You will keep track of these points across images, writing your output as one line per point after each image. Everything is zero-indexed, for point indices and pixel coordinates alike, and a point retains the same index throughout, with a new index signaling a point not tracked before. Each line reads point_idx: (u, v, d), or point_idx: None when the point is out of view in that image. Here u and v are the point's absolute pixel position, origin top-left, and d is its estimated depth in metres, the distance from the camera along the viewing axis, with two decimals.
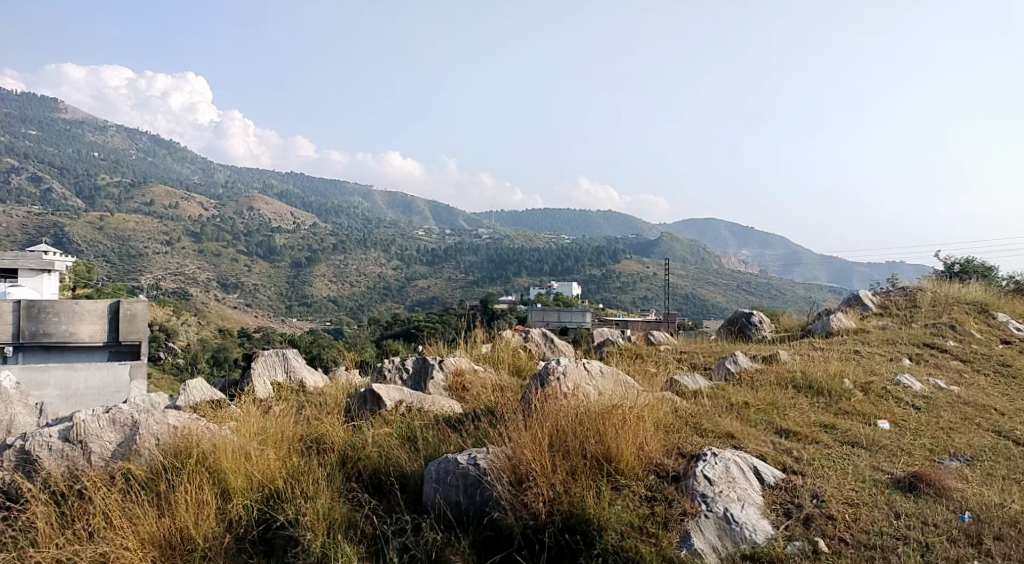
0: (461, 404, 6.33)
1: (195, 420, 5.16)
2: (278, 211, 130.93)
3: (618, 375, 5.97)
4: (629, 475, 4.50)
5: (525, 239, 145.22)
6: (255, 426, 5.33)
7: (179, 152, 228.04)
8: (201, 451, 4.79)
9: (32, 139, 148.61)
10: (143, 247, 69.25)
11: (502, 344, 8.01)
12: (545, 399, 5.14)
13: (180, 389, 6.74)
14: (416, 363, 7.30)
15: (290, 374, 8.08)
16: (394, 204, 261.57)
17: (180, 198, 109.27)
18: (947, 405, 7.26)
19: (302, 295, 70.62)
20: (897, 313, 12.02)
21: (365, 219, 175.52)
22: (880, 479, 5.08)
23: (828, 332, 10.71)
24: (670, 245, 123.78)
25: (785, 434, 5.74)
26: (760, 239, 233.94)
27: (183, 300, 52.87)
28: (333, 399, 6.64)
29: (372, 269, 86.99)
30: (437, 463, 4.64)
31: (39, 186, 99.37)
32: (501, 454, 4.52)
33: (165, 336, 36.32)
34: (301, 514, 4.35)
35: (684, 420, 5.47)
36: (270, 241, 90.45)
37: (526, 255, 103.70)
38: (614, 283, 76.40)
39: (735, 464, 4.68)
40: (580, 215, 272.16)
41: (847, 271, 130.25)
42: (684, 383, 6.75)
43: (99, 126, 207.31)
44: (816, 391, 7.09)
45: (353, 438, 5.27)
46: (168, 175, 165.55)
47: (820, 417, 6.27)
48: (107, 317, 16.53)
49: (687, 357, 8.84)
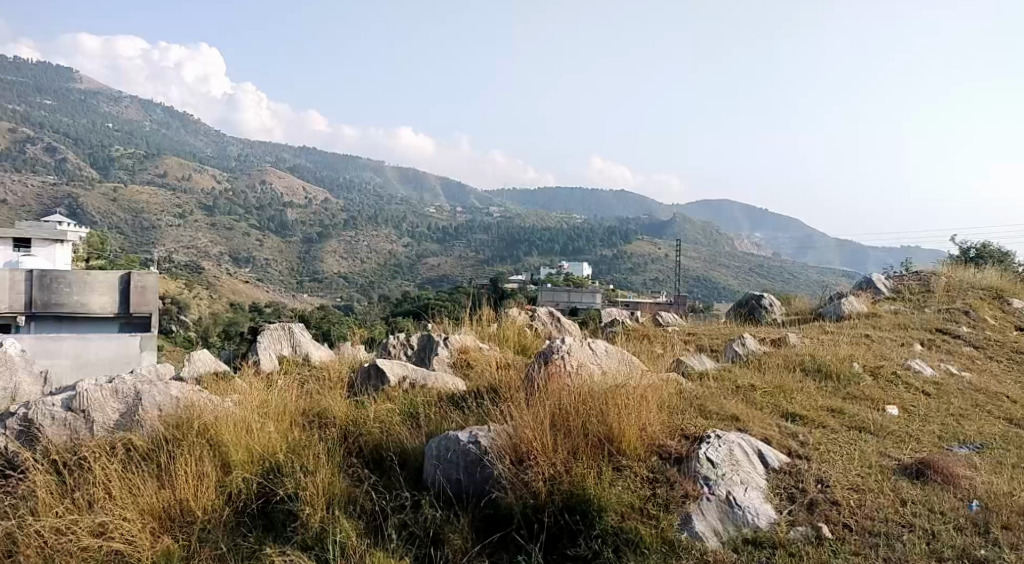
0: (464, 382, 6.30)
1: (197, 392, 5.15)
2: (291, 186, 131.08)
3: (622, 356, 5.92)
4: (631, 456, 4.45)
5: (537, 218, 144.91)
6: (258, 400, 5.32)
7: (193, 124, 228.03)
8: (203, 424, 4.76)
9: (47, 108, 148.94)
10: (156, 219, 69.52)
11: (509, 324, 7.96)
12: (549, 379, 5.10)
13: (185, 361, 6.75)
14: (421, 339, 7.29)
15: (296, 348, 8.07)
16: (406, 181, 261.36)
17: (193, 171, 109.42)
18: (958, 392, 7.18)
19: (314, 271, 70.77)
20: (910, 298, 11.89)
21: (377, 195, 175.42)
22: (886, 464, 5.03)
23: (839, 316, 10.61)
24: (683, 226, 123.21)
25: (790, 417, 5.68)
26: (773, 222, 232.58)
27: (195, 274, 53.09)
28: (336, 375, 6.62)
29: (383, 245, 87.09)
30: (437, 441, 4.61)
31: (53, 156, 99.68)
32: (503, 432, 4.49)
33: (177, 309, 36.51)
34: (301, 488, 4.32)
35: (689, 401, 5.42)
36: (282, 216, 90.62)
37: (538, 235, 103.50)
38: (625, 265, 76.17)
39: (739, 447, 4.64)
40: (592, 195, 271.21)
41: (861, 255, 129.28)
42: (690, 365, 6.70)
43: (114, 97, 207.44)
44: (826, 374, 7.03)
45: (354, 414, 5.25)
46: (182, 147, 165.69)
47: (828, 401, 6.20)
48: (118, 289, 16.54)
49: (696, 338, 8.80)
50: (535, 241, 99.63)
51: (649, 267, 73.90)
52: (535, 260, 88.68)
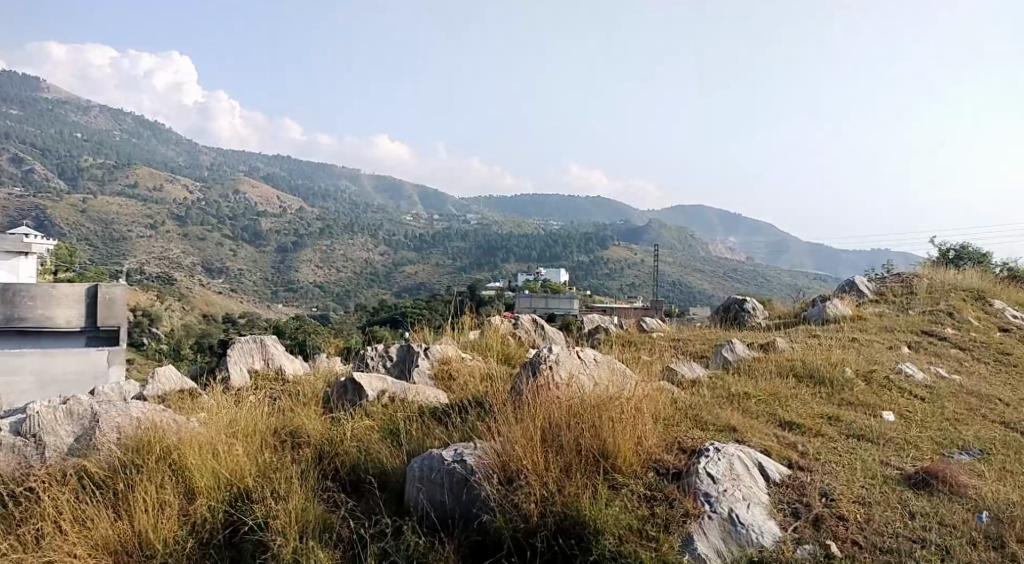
0: (447, 393, 5.99)
1: (160, 412, 4.87)
2: (265, 195, 129.94)
3: (612, 364, 5.65)
4: (627, 472, 4.19)
5: (513, 225, 144.93)
6: (225, 420, 5.03)
7: (163, 133, 225.55)
8: (163, 446, 4.45)
9: (15, 119, 146.36)
10: (127, 231, 68.40)
11: (491, 332, 7.66)
12: (539, 390, 4.82)
13: (150, 377, 6.41)
14: (400, 351, 6.96)
15: (268, 362, 7.74)
16: (381, 189, 260.25)
17: (164, 180, 108.10)
18: (950, 395, 6.98)
19: (288, 280, 69.98)
20: (894, 300, 11.75)
21: (352, 203, 174.48)
22: (890, 473, 4.78)
23: (825, 319, 10.42)
24: (658, 231, 123.55)
25: (788, 426, 5.44)
26: (746, 228, 234.27)
27: (167, 285, 52.23)
28: (310, 389, 6.31)
29: (359, 254, 86.44)
30: (419, 460, 4.32)
31: (21, 167, 97.87)
32: (490, 450, 4.21)
33: (148, 321, 35.80)
34: (270, 517, 4.01)
35: (683, 411, 5.17)
36: (256, 226, 89.71)
37: (514, 240, 103.26)
38: (602, 270, 76.15)
39: (739, 460, 4.37)
40: (567, 202, 271.86)
41: (833, 258, 130.29)
42: (680, 373, 6.46)
43: (82, 107, 204.31)
44: (818, 380, 6.80)
45: (330, 433, 4.96)
46: (153, 157, 163.59)
47: (823, 408, 5.98)
48: (84, 299, 13.50)
49: (682, 344, 8.57)
50: (511, 247, 99.43)
51: (625, 273, 73.89)
52: (512, 267, 88.51)
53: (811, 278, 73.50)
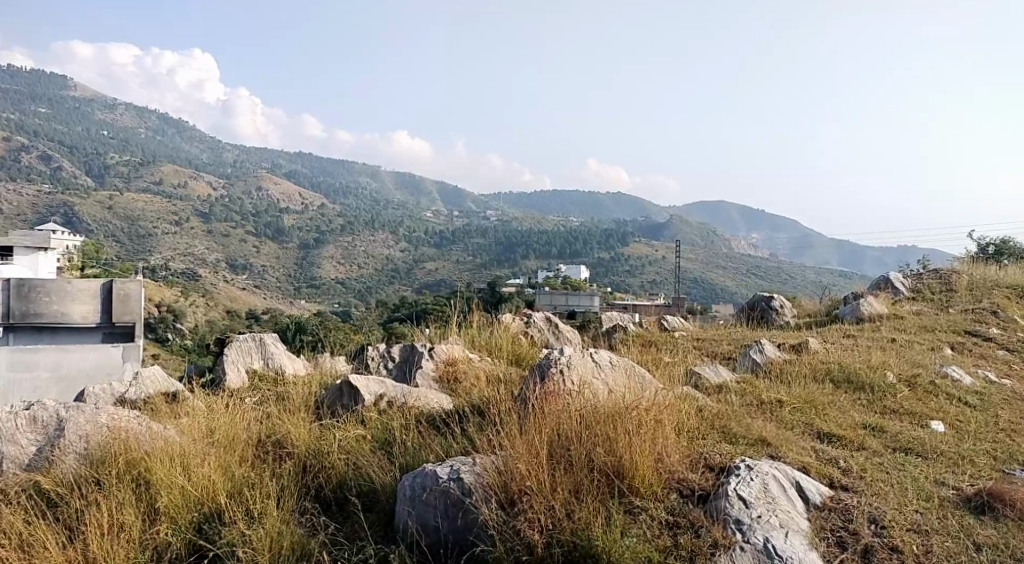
0: (451, 397, 5.50)
1: (130, 418, 4.43)
2: (288, 192, 130.14)
3: (630, 368, 5.11)
4: (646, 494, 3.69)
5: (535, 222, 144.02)
6: (204, 431, 4.58)
7: (189, 130, 226.90)
8: (128, 459, 4.02)
9: (43, 117, 147.65)
10: (152, 227, 68.57)
11: (502, 331, 7.15)
12: (547, 398, 4.30)
13: (132, 380, 5.97)
14: (404, 351, 6.48)
15: (267, 361, 7.29)
16: (402, 185, 260.18)
17: (189, 178, 108.45)
18: (1004, 403, 6.36)
19: (311, 276, 69.89)
20: (932, 298, 11.09)
21: (373, 199, 174.49)
22: (943, 494, 4.24)
23: (858, 319, 9.79)
24: (679, 228, 122.50)
25: (824, 438, 4.89)
26: (770, 223, 232.00)
27: (192, 281, 52.20)
28: (303, 394, 5.84)
29: (381, 251, 86.31)
30: (411, 478, 3.83)
31: (48, 164, 98.60)
32: (490, 465, 3.73)
33: (172, 316, 35.62)
34: (240, 543, 3.54)
35: (709, 422, 4.63)
36: (279, 222, 89.84)
37: (536, 237, 102.82)
38: (623, 267, 75.43)
39: (774, 480, 3.85)
40: (588, 199, 270.98)
41: (858, 255, 128.60)
42: (704, 377, 5.92)
43: (109, 104, 205.43)
44: (856, 386, 6.21)
45: (319, 441, 4.51)
46: (178, 155, 164.36)
47: (862, 417, 5.40)
48: (101, 293, 13.04)
49: (708, 345, 8.01)
50: (533, 244, 98.90)
51: (646, 269, 73.16)
52: (532, 263, 87.84)
53: (835, 275, 72.34)
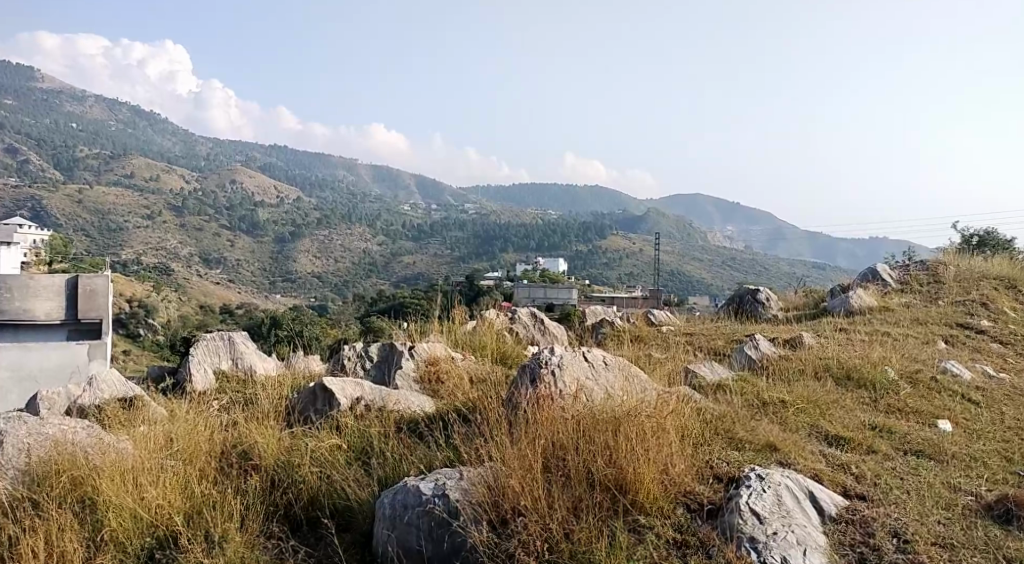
0: (433, 399, 5.13)
1: (79, 432, 4.15)
2: (263, 185, 128.67)
3: (627, 368, 4.77)
4: (652, 510, 3.38)
5: (512, 214, 143.55)
6: (163, 440, 4.27)
7: (161, 122, 223.53)
8: (73, 477, 3.80)
9: (11, 109, 144.56)
10: (124, 221, 67.39)
11: (485, 328, 6.77)
12: (540, 403, 3.94)
13: (87, 384, 5.56)
14: (382, 350, 6.09)
15: (236, 361, 6.87)
16: (378, 178, 258.30)
17: (160, 170, 106.71)
18: (1008, 398, 6.05)
19: (286, 271, 69.05)
20: (920, 289, 10.86)
21: (349, 193, 172.92)
22: (963, 500, 3.91)
23: (848, 311, 9.54)
24: (656, 221, 122.63)
25: (832, 441, 4.55)
26: (744, 216, 233.37)
27: (164, 276, 51.19)
28: (273, 398, 5.48)
29: (357, 244, 85.50)
30: (390, 494, 3.51)
31: (16, 157, 96.56)
32: (475, 481, 3.42)
33: (144, 312, 34.88)
34: None
35: (714, 426, 4.30)
36: (253, 215, 88.74)
37: (513, 231, 102.49)
38: (600, 260, 75.25)
39: (787, 491, 3.53)
40: (565, 193, 270.81)
41: (831, 248, 129.52)
42: (700, 375, 5.59)
43: (78, 96, 201.55)
44: (860, 385, 5.89)
45: (287, 452, 4.19)
46: (150, 148, 161.71)
47: (870, 417, 5.07)
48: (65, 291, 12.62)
49: (697, 340, 7.71)
50: (510, 237, 98.47)
51: (622, 262, 72.95)
52: (510, 256, 87.31)
53: (810, 267, 72.53)
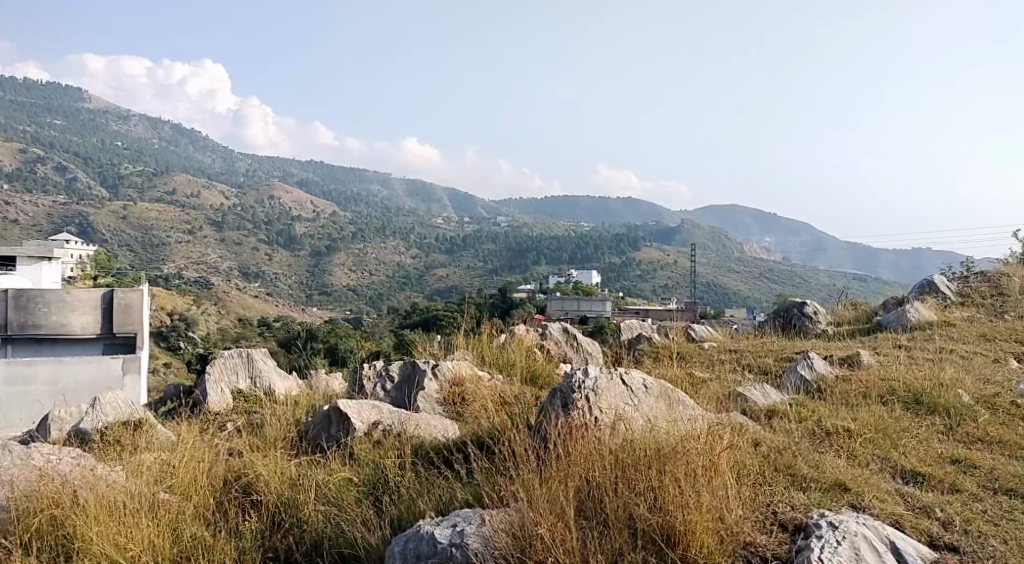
0: (457, 424, 4.65)
1: (66, 463, 3.76)
2: (300, 200, 129.72)
3: (672, 394, 4.26)
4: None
5: (547, 227, 142.84)
6: (158, 469, 3.85)
7: (202, 140, 227.24)
8: (53, 516, 3.39)
9: (59, 129, 147.69)
10: (166, 236, 68.21)
11: (515, 345, 6.27)
12: (573, 434, 3.47)
13: (90, 405, 5.09)
14: (403, 369, 5.62)
15: (254, 380, 6.44)
16: (413, 193, 259.74)
17: (201, 187, 108.10)
18: None
19: (322, 284, 69.28)
20: (982, 303, 10.14)
21: (383, 207, 173.87)
22: None
23: (903, 326, 8.94)
24: (691, 233, 121.14)
25: (907, 478, 4.00)
26: (782, 227, 229.91)
27: (204, 289, 51.61)
28: (286, 422, 5.01)
29: (392, 257, 85.65)
30: (402, 541, 3.07)
31: (63, 175, 98.52)
32: (499, 522, 2.97)
33: (185, 325, 34.93)
34: None
35: (774, 461, 3.79)
36: (290, 230, 89.37)
37: (546, 243, 101.87)
38: (634, 272, 74.24)
39: (864, 541, 3.00)
40: (600, 205, 269.40)
41: (872, 259, 126.61)
42: (751, 400, 5.04)
43: (123, 115, 205.62)
44: (932, 412, 5.30)
45: (289, 487, 3.76)
46: (191, 165, 164.05)
47: (949, 448, 4.50)
48: (99, 305, 13.14)
49: (746, 358, 7.15)
50: (543, 250, 97.85)
51: (658, 274, 71.82)
52: (543, 269, 86.75)
53: (850, 278, 70.81)
